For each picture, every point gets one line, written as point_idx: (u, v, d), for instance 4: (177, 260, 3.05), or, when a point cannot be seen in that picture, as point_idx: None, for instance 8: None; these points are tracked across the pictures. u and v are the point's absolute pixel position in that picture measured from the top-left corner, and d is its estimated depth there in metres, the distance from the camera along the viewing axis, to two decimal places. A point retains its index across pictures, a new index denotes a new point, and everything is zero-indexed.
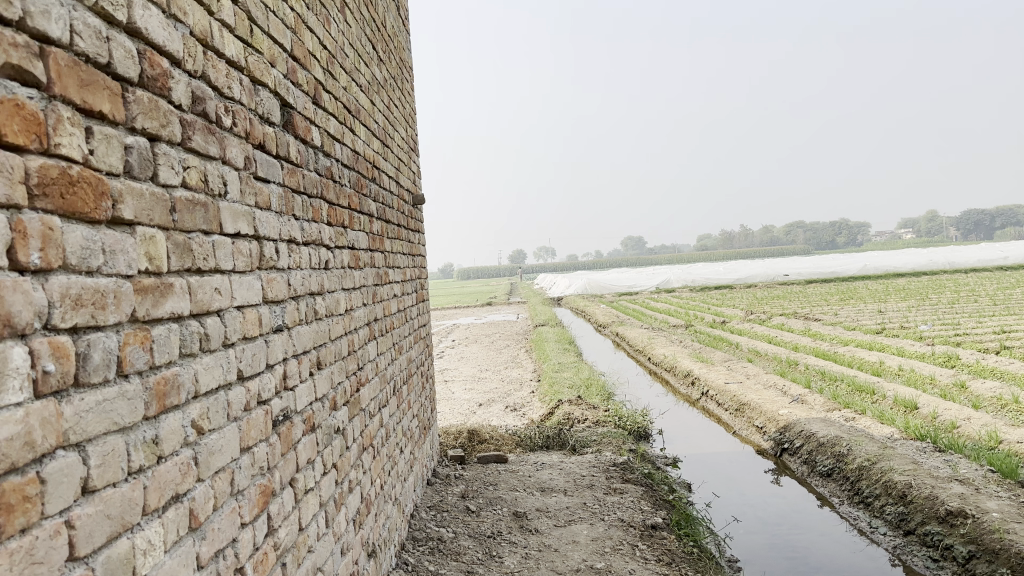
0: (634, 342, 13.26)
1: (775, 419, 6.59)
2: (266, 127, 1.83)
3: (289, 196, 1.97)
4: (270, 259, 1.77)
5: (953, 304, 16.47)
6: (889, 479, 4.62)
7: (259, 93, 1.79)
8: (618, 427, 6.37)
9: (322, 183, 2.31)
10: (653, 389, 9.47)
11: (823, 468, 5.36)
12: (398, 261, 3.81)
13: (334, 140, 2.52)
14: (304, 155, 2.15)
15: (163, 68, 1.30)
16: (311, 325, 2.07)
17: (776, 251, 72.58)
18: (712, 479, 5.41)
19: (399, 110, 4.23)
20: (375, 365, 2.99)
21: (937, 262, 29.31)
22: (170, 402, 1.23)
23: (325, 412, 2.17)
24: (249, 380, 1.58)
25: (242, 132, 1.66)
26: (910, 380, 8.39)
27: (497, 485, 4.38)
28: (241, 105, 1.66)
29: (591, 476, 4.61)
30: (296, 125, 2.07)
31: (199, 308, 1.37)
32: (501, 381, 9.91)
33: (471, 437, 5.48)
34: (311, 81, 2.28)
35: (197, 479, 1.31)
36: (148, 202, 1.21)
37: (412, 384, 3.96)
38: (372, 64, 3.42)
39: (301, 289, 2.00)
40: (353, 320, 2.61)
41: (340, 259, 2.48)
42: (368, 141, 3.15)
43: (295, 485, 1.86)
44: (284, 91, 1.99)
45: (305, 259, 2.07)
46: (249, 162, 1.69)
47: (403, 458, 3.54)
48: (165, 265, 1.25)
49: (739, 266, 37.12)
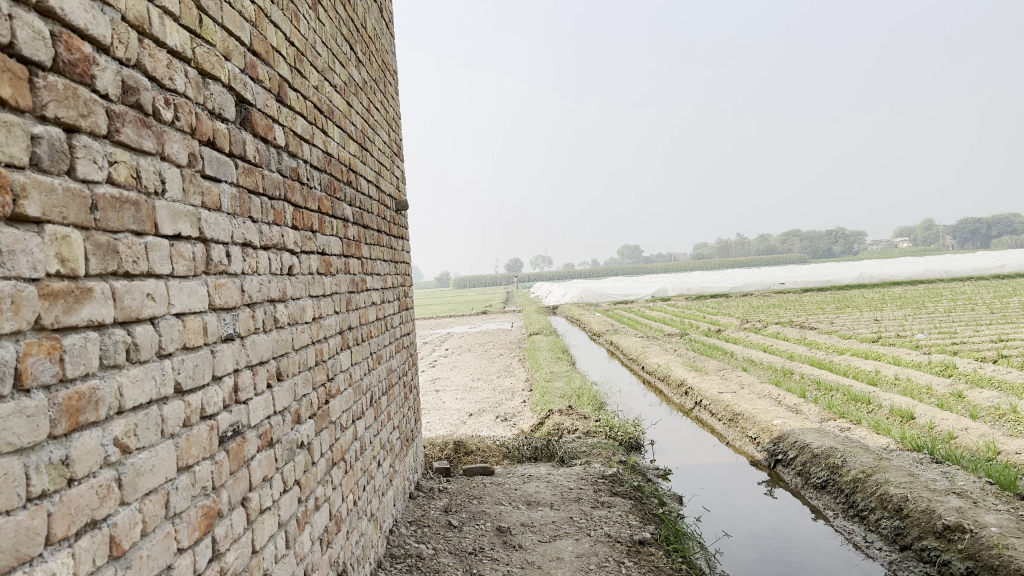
0: (628, 351, 13.15)
1: (769, 429, 6.48)
2: (217, 123, 1.72)
3: (245, 197, 1.86)
4: (219, 263, 1.65)
5: (949, 313, 16.39)
6: (885, 492, 4.51)
7: (209, 87, 1.68)
8: (609, 437, 6.26)
9: (286, 185, 2.20)
10: (646, 399, 9.35)
11: (818, 480, 5.25)
12: (378, 267, 3.70)
13: (301, 140, 2.41)
14: (265, 155, 2.04)
15: (85, 53, 1.18)
16: (270, 334, 1.96)
17: (773, 259, 72.55)
18: (704, 491, 5.29)
19: (380, 113, 4.13)
20: (349, 375, 2.87)
21: (934, 271, 29.25)
22: (86, 419, 1.12)
23: (286, 426, 2.05)
24: (189, 394, 1.47)
25: (186, 127, 1.54)
26: (906, 389, 8.30)
27: (481, 498, 4.26)
28: (185, 99, 1.55)
29: (579, 489, 4.50)
30: (255, 123, 1.97)
31: (126, 315, 1.25)
32: (493, 390, 9.79)
33: (458, 449, 5.36)
34: (274, 78, 2.17)
35: (121, 503, 1.20)
36: (61, 199, 1.10)
37: (393, 394, 3.85)
38: (350, 64, 3.33)
39: (258, 295, 1.88)
40: (322, 328, 2.50)
41: (307, 265, 2.37)
42: (343, 144, 3.05)
43: (248, 504, 1.75)
44: (241, 86, 1.88)
45: (264, 264, 1.96)
46: (195, 160, 1.58)
47: (381, 471, 3.42)
48: (82, 267, 1.14)
49: (736, 274, 37.04)
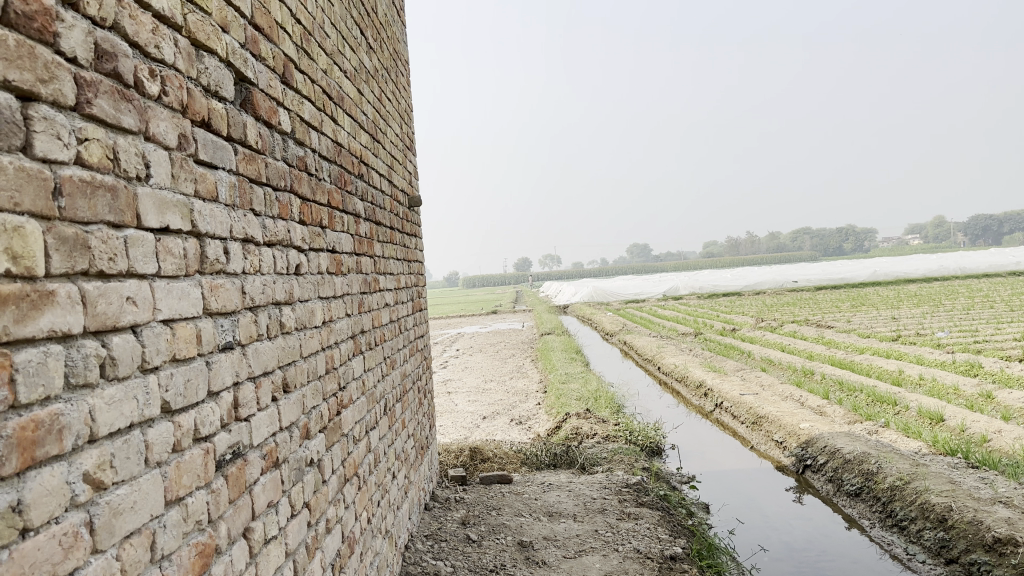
0: (643, 351, 12.91)
1: (796, 433, 6.24)
2: (213, 103, 1.51)
3: (246, 187, 1.65)
4: (215, 261, 1.44)
5: (969, 310, 16.02)
6: (925, 501, 4.27)
7: (203, 61, 1.47)
8: (629, 442, 6.03)
9: (293, 175, 1.99)
10: (664, 401, 9.11)
11: (851, 487, 5.01)
12: (391, 266, 3.49)
13: (309, 127, 2.20)
14: (268, 141, 1.83)
15: (45, 5, 0.97)
16: (275, 341, 1.75)
17: (785, 257, 72.03)
18: (732, 500, 5.06)
19: (393, 103, 3.92)
20: (362, 383, 2.66)
21: (949, 268, 28.80)
22: (45, 453, 0.91)
23: (293, 444, 1.84)
24: (179, 415, 1.26)
25: (175, 104, 1.33)
26: (932, 390, 8.02)
27: (500, 510, 4.04)
28: (175, 72, 1.34)
29: (603, 499, 4.27)
30: (257, 105, 1.76)
31: (99, 324, 1.04)
32: (506, 392, 9.58)
33: (474, 456, 5.14)
34: (279, 57, 1.96)
35: (92, 552, 0.99)
36: (13, 181, 0.89)
37: (407, 401, 3.64)
38: (360, 50, 3.12)
39: (261, 297, 1.68)
40: (333, 332, 2.29)
41: (316, 263, 2.16)
42: (354, 134, 2.84)
43: (250, 536, 1.53)
44: (241, 63, 1.67)
45: (268, 263, 1.75)
46: (186, 142, 1.37)
47: (396, 484, 3.21)
48: (42, 267, 0.93)
49: (748, 272, 36.62)
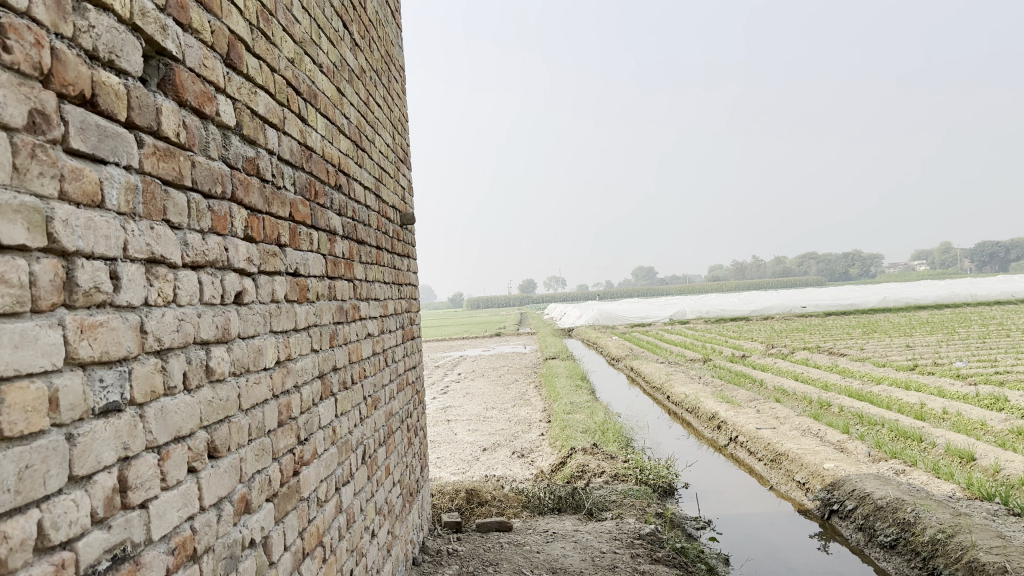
0: (651, 379, 12.44)
1: (819, 474, 5.79)
2: (103, 73, 1.11)
3: (155, 190, 1.24)
4: (93, 292, 1.04)
5: (986, 339, 15.44)
6: (973, 559, 3.79)
7: (86, 13, 1.07)
8: (640, 482, 5.60)
9: (238, 180, 1.59)
10: (674, 433, 8.64)
11: (886, 538, 4.55)
12: (376, 292, 3.08)
13: (264, 125, 1.80)
14: (199, 134, 1.43)
15: None
16: (194, 394, 1.33)
17: (793, 281, 71.40)
18: (753, 549, 4.61)
19: (383, 111, 3.52)
20: (332, 432, 2.24)
21: (960, 295, 28.23)
22: None
23: (222, 526, 1.41)
24: (5, 522, 0.85)
25: (25, 65, 0.93)
26: (958, 425, 7.52)
27: (497, 566, 3.59)
28: (31, 22, 0.94)
29: (612, 554, 3.83)
30: (182, 88, 1.36)
31: None
32: (508, 421, 9.15)
33: (470, 499, 4.70)
34: (221, 33, 1.56)
35: None
36: None
37: (392, 443, 3.21)
38: (342, 45, 2.72)
39: (175, 338, 1.26)
40: (291, 373, 1.87)
41: (268, 290, 1.74)
42: (330, 139, 2.45)
43: None
44: (157, 29, 1.27)
45: (190, 293, 1.33)
46: (46, 123, 0.97)
47: (376, 544, 2.77)
48: None
49: (755, 297, 36.09)
